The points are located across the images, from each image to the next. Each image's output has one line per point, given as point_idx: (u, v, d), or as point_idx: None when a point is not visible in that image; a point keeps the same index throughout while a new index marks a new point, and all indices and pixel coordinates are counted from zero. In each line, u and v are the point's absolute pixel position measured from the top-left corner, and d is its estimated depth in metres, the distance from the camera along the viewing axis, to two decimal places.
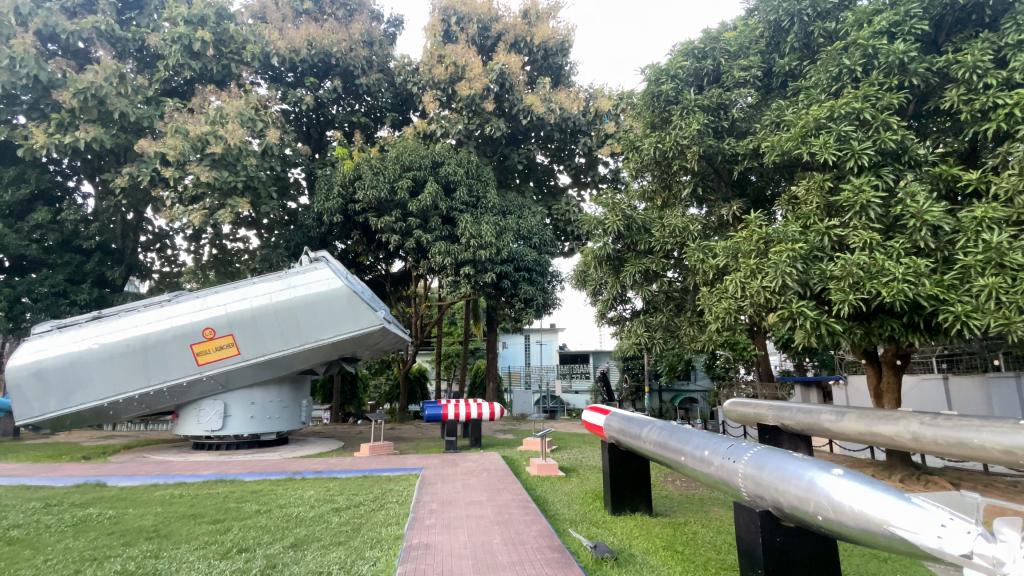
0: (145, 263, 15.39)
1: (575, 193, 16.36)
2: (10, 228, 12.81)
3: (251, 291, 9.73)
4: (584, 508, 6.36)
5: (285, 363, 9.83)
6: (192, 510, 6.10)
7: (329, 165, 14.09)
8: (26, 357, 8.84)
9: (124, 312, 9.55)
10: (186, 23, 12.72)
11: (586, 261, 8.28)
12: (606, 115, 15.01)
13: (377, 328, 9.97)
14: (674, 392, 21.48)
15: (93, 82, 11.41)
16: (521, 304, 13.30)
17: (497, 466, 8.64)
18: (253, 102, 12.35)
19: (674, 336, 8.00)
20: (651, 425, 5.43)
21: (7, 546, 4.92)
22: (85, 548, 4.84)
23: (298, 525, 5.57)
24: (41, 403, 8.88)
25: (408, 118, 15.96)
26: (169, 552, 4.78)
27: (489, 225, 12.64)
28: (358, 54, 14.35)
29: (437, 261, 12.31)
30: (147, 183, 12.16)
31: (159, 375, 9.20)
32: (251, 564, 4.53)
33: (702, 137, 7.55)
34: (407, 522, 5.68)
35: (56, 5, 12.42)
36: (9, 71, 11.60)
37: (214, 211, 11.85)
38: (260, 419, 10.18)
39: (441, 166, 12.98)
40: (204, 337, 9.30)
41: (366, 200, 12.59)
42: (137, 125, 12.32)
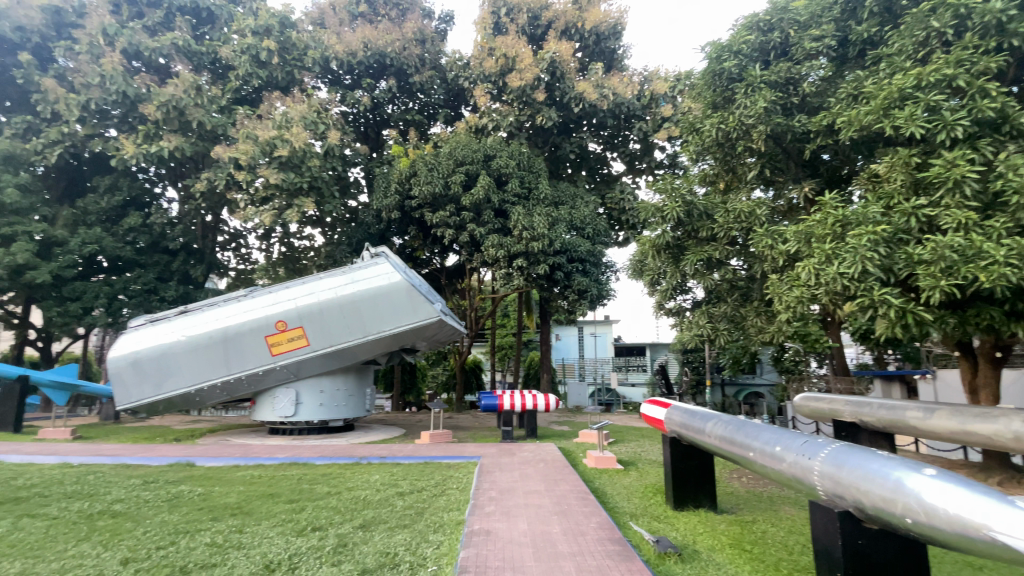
0: (223, 261, 16.58)
1: (630, 180, 15.98)
2: (108, 232, 14.21)
3: (317, 286, 10.24)
4: (645, 502, 6.24)
5: (350, 353, 10.31)
6: (270, 490, 6.54)
7: (386, 163, 14.52)
8: (125, 347, 9.79)
9: (207, 306, 10.35)
10: (254, 35, 13.63)
11: (643, 250, 8.05)
12: (662, 98, 14.49)
13: (434, 320, 10.24)
14: (738, 387, 20.52)
15: (174, 94, 12.47)
16: (575, 296, 13.24)
17: (554, 457, 8.66)
18: (315, 105, 12.92)
19: (739, 327, 7.67)
20: (715, 419, 5.22)
21: (112, 518, 5.48)
22: (178, 522, 5.31)
23: (365, 507, 5.83)
24: (138, 389, 9.80)
25: (460, 113, 16.11)
26: (252, 528, 5.15)
27: (542, 217, 12.55)
28: (411, 52, 14.65)
29: (490, 254, 12.41)
30: (223, 187, 13.05)
31: (238, 365, 9.89)
32: (325, 542, 4.80)
33: (769, 116, 7.15)
34: (468, 508, 5.80)
35: (138, 25, 13.56)
36: (101, 88, 12.87)
37: (283, 211, 12.55)
38: (328, 406, 10.75)
39: (493, 159, 13.02)
40: (277, 329, 9.90)
41: (421, 195, 12.85)
42: (212, 133, 13.22)
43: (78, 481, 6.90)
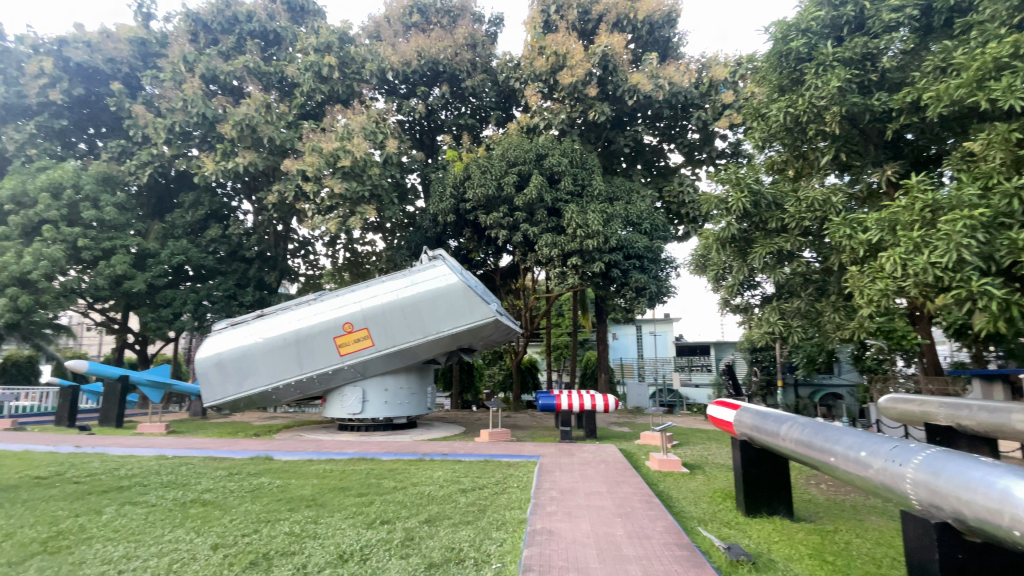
0: (293, 267, 17.63)
1: (689, 172, 15.47)
2: (193, 244, 15.50)
3: (380, 289, 10.67)
4: (714, 508, 5.99)
5: (411, 353, 10.65)
6: (341, 483, 6.88)
7: (441, 168, 14.86)
8: (210, 349, 10.62)
9: (281, 310, 11.04)
10: (316, 52, 14.44)
11: (706, 245, 7.72)
12: (722, 85, 13.92)
13: (490, 320, 10.40)
14: (813, 388, 19.17)
15: (247, 114, 13.46)
16: (633, 294, 12.91)
17: (616, 459, 8.49)
18: (373, 116, 13.44)
19: (815, 323, 7.22)
20: (791, 422, 4.91)
21: (203, 506, 5.97)
22: (260, 512, 5.70)
23: (430, 503, 6.00)
24: (221, 387, 10.59)
25: (512, 114, 16.20)
26: (325, 519, 5.43)
27: (596, 214, 12.38)
28: (463, 58, 14.89)
29: (544, 254, 12.36)
30: (292, 198, 13.85)
31: (309, 364, 10.47)
32: (393, 535, 4.98)
33: (843, 96, 6.68)
34: (529, 507, 5.82)
35: (214, 52, 14.72)
36: (184, 112, 14.03)
37: (346, 218, 13.17)
38: (392, 404, 11.17)
39: (545, 158, 12.97)
40: (344, 331, 10.39)
41: (475, 198, 13.01)
42: (281, 147, 14.08)
43: (173, 472, 7.56)
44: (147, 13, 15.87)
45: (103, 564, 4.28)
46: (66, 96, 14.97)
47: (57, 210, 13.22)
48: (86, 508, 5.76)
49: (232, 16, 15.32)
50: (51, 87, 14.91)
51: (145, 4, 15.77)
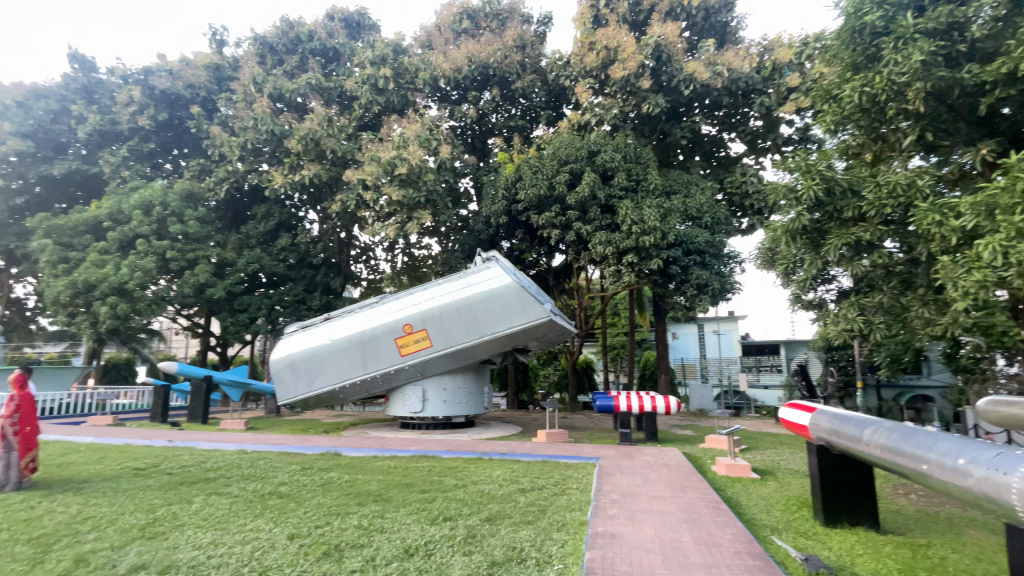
0: (356, 272, 18.46)
1: (752, 161, 14.78)
2: (266, 253, 16.61)
3: (436, 291, 10.93)
4: (788, 516, 5.66)
5: (468, 353, 10.83)
6: (405, 480, 7.11)
7: (493, 171, 15.02)
8: (283, 351, 11.31)
9: (346, 313, 11.57)
10: (372, 65, 15.07)
11: (774, 238, 7.31)
12: (786, 67, 13.21)
13: (545, 320, 10.39)
14: (899, 390, 17.62)
15: (312, 128, 14.25)
16: (694, 291, 12.40)
17: (679, 463, 8.22)
18: (427, 123, 13.79)
19: (899, 319, 6.70)
20: (876, 426, 4.55)
21: (280, 498, 6.36)
22: (331, 505, 6.00)
23: (490, 501, 6.06)
24: (294, 386, 11.26)
25: (562, 112, 16.10)
26: (392, 514, 5.63)
27: (652, 209, 12.08)
28: (513, 59, 14.95)
29: (598, 252, 12.18)
30: (354, 206, 14.52)
31: (373, 364, 10.91)
32: (455, 532, 5.08)
33: (928, 70, 6.14)
34: (590, 509, 5.74)
35: (280, 72, 15.69)
36: (255, 130, 15.01)
37: (404, 224, 13.62)
38: (451, 403, 11.41)
39: (597, 154, 12.78)
40: (404, 332, 10.72)
41: (527, 199, 13.03)
42: (343, 158, 14.81)
43: (253, 466, 8.12)
44: (220, 40, 17.18)
45: (194, 549, 4.66)
46: (153, 121, 16.46)
47: (148, 225, 14.58)
48: (179, 497, 6.29)
49: (295, 37, 16.29)
50: (140, 113, 16.42)
51: (218, 32, 17.06)
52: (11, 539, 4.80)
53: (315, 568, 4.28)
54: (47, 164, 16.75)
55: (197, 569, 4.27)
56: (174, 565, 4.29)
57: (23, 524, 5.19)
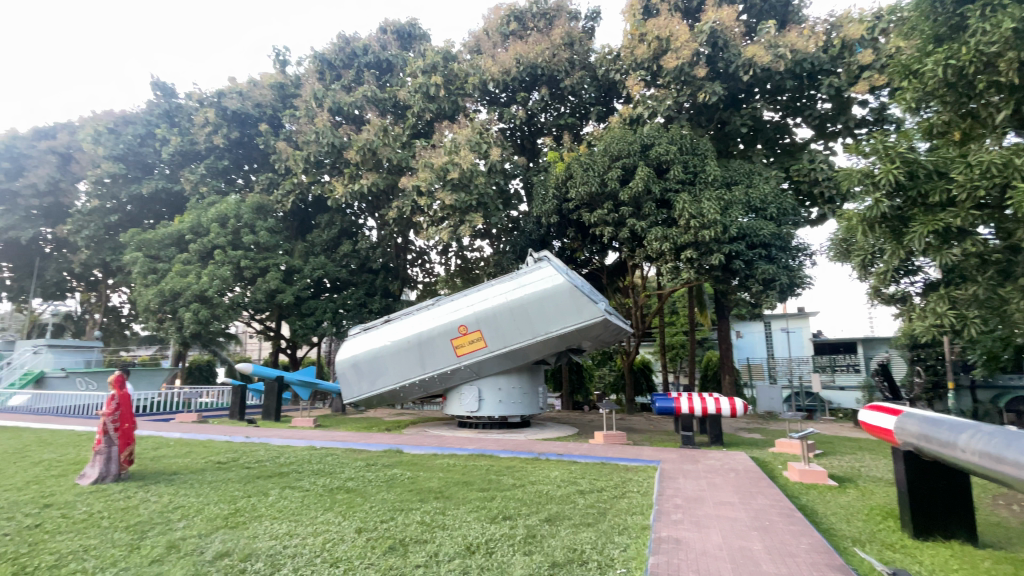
0: (412, 276, 19.02)
1: (821, 147, 13.90)
2: (330, 260, 17.48)
3: (490, 292, 11.06)
4: (871, 527, 5.24)
5: (522, 354, 10.86)
6: (464, 478, 7.22)
7: (543, 170, 14.98)
8: (347, 352, 11.85)
9: (404, 315, 11.95)
10: (424, 74, 15.47)
11: (848, 228, 6.82)
12: (858, 44, 12.32)
13: (600, 320, 10.24)
14: (996, 391, 15.62)
15: (369, 139, 14.85)
16: (761, 287, 11.81)
17: (747, 467, 7.83)
18: (478, 127, 13.95)
19: (999, 313, 6.03)
20: (972, 431, 4.11)
21: (347, 493, 6.64)
22: (395, 501, 6.20)
23: (549, 502, 6.04)
24: (358, 386, 11.76)
25: (613, 107, 15.86)
26: (452, 511, 5.74)
27: (712, 202, 11.59)
28: (561, 58, 14.82)
29: (655, 249, 11.84)
30: (409, 211, 14.96)
31: (431, 364, 11.18)
32: (516, 531, 5.10)
33: (1022, 38, 5.58)
34: (652, 513, 5.58)
35: (338, 86, 16.46)
36: (317, 144, 15.80)
37: (457, 227, 13.87)
38: (506, 403, 11.48)
39: (651, 148, 12.43)
40: (459, 333, 10.91)
41: (579, 197, 12.88)
42: (398, 166, 15.31)
43: (322, 461, 8.55)
44: (283, 60, 18.27)
45: (272, 539, 4.95)
46: (226, 140, 17.74)
47: (224, 236, 15.73)
48: (256, 490, 6.73)
49: (351, 52, 17.05)
50: (215, 133, 17.73)
51: (281, 53, 18.15)
52: (113, 525, 5.29)
53: (382, 562, 4.43)
54: (136, 183, 18.45)
55: (275, 558, 4.53)
56: (254, 554, 4.58)
57: (123, 512, 5.72)
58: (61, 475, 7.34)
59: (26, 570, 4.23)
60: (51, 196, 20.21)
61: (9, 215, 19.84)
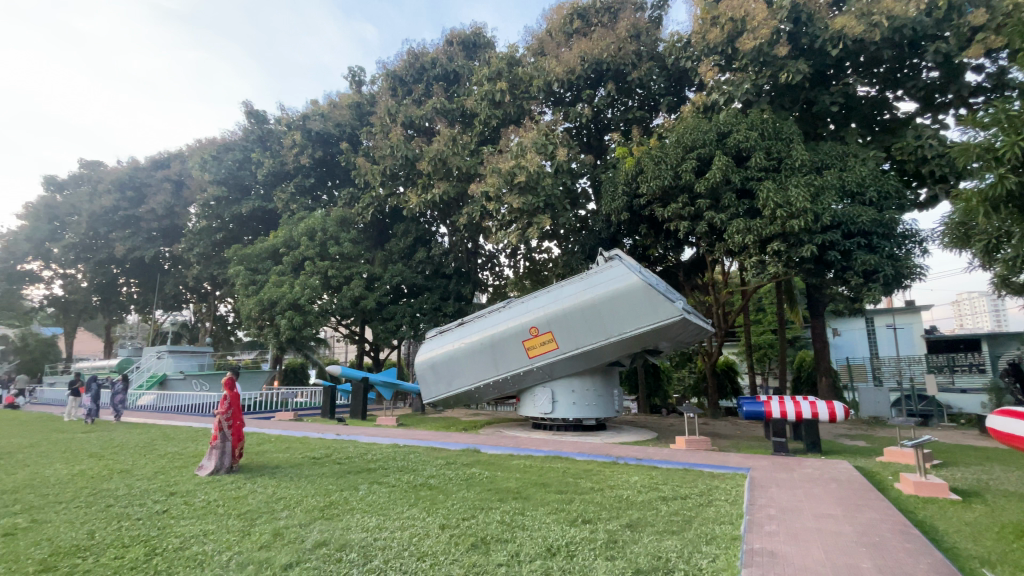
0: (484, 279, 19.45)
1: (927, 121, 12.48)
2: (408, 266, 18.33)
3: (561, 293, 11.01)
4: (1005, 547, 4.60)
5: (596, 355, 10.68)
6: (542, 479, 7.22)
7: (611, 167, 14.67)
8: (425, 353, 12.33)
9: (478, 317, 12.20)
10: (489, 81, 15.76)
11: (966, 210, 6.02)
12: (968, 3, 10.93)
13: (678, 319, 9.83)
14: None
15: (439, 149, 15.37)
16: (860, 279, 10.81)
17: (850, 477, 7.15)
18: (543, 129, 13.94)
19: None
20: None
21: (429, 490, 6.89)
22: (475, 499, 6.34)
23: (630, 507, 5.88)
24: (435, 386, 12.19)
25: (684, 96, 15.25)
26: (531, 512, 5.75)
27: (801, 188, 10.76)
28: (628, 50, 14.42)
29: (736, 242, 11.14)
30: (479, 216, 15.30)
31: (504, 366, 11.31)
32: (597, 535, 5.01)
33: None
34: (743, 523, 5.25)
35: (409, 101, 17.25)
36: (392, 157, 16.63)
37: (526, 229, 13.96)
38: (581, 405, 11.34)
39: (729, 135, 11.79)
40: (531, 335, 10.95)
41: (651, 192, 12.42)
42: (467, 173, 15.73)
43: (405, 459, 8.94)
44: (359, 80, 19.44)
45: (364, 531, 5.24)
46: (312, 159, 19.17)
47: (312, 248, 16.99)
48: (347, 484, 7.17)
49: (420, 67, 17.82)
50: (302, 154, 19.19)
51: (357, 74, 19.32)
52: (227, 513, 5.87)
53: (465, 559, 4.54)
54: (236, 204, 20.41)
55: (367, 549, 4.79)
56: (348, 544, 4.88)
57: (235, 501, 6.34)
58: (183, 467, 8.25)
59: (159, 549, 4.80)
60: (168, 219, 22.89)
61: (136, 237, 22.74)
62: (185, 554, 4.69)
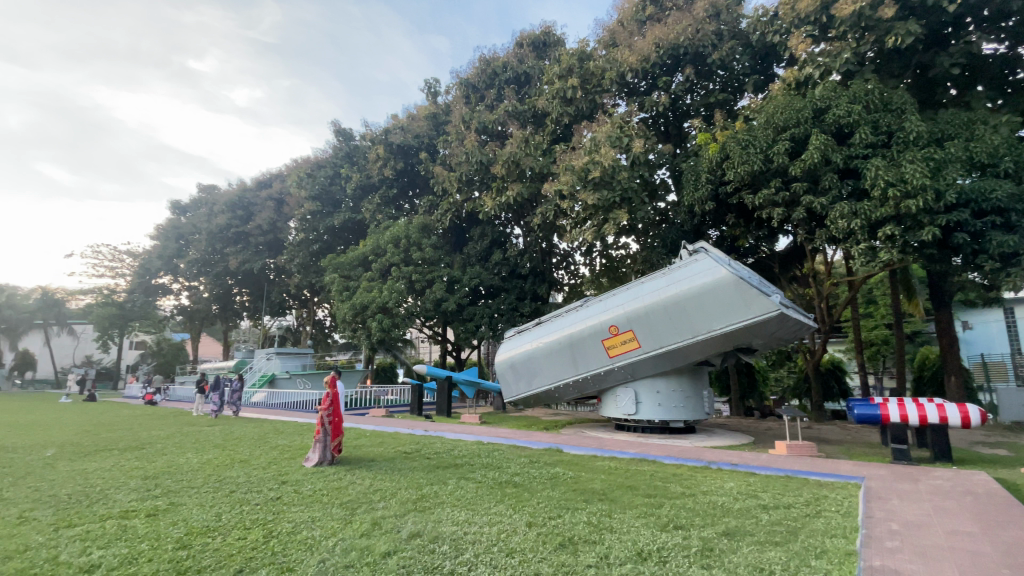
0: (560, 278, 19.35)
1: None
2: (485, 267, 18.74)
3: (642, 290, 10.66)
4: None
5: (682, 354, 10.22)
6: (628, 482, 7.03)
7: (692, 155, 13.96)
8: (505, 353, 12.50)
9: (556, 317, 12.15)
10: (561, 78, 15.63)
11: None
12: None
13: (774, 314, 9.14)
14: None
15: (514, 151, 15.56)
16: (996, 263, 9.39)
17: (991, 492, 6.21)
18: (618, 121, 13.58)
19: None
20: None
21: (515, 488, 6.96)
22: (561, 499, 6.31)
23: (726, 515, 5.54)
24: (515, 386, 12.34)
25: (773, 74, 14.21)
26: (619, 515, 5.62)
27: (917, 163, 9.55)
28: (707, 31, 13.65)
29: (840, 228, 10.13)
30: (554, 214, 15.25)
31: (584, 365, 11.18)
32: (691, 542, 4.78)
33: None
34: (858, 538, 4.75)
35: (482, 107, 17.67)
36: (468, 163, 17.10)
37: (602, 225, 13.71)
38: (666, 406, 10.89)
39: (826, 111, 10.77)
40: (611, 334, 10.72)
41: (738, 178, 11.61)
42: (541, 174, 15.76)
43: (490, 456, 9.12)
44: (434, 92, 20.22)
45: (454, 524, 5.42)
46: (394, 170, 20.21)
47: (397, 254, 17.92)
48: (437, 479, 7.46)
49: (492, 72, 18.17)
50: (385, 166, 20.29)
51: (432, 85, 20.11)
52: (331, 501, 6.35)
53: (554, 558, 4.53)
54: (329, 217, 22.06)
55: (458, 542, 4.95)
56: (440, 537, 5.06)
57: (337, 491, 6.84)
58: (292, 459, 9.03)
59: (275, 532, 5.30)
60: (272, 233, 25.29)
61: (246, 251, 25.34)
62: (296, 538, 5.13)
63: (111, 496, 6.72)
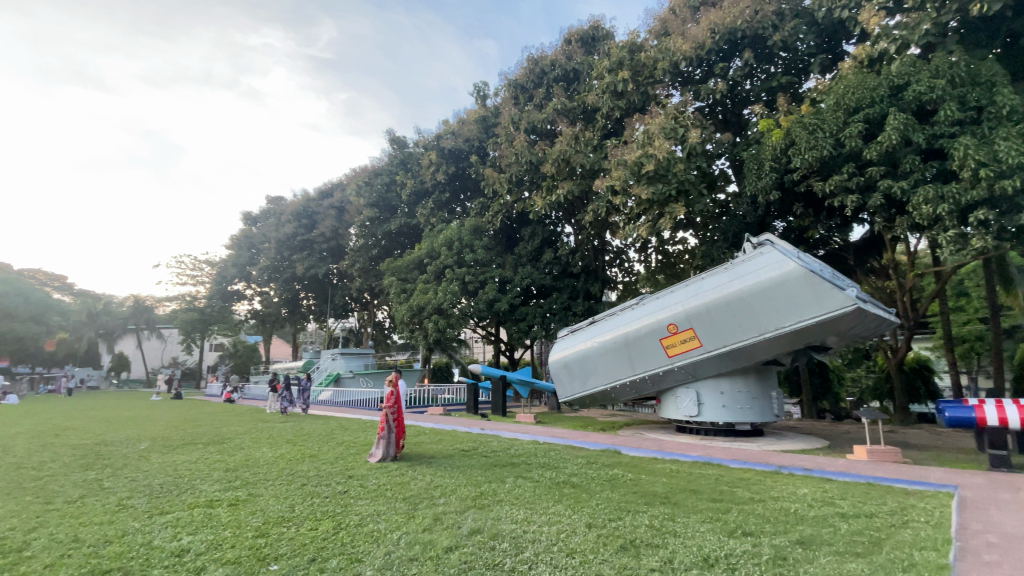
0: (613, 276, 19.01)
1: None
2: (537, 267, 18.76)
3: (702, 287, 10.24)
4: None
5: (747, 353, 9.76)
6: (691, 485, 6.78)
7: (753, 143, 13.29)
8: (559, 353, 12.39)
9: (611, 315, 11.92)
10: (611, 72, 15.28)
11: None
12: None
13: (850, 310, 8.54)
14: None
15: (564, 149, 15.46)
16: None
17: None
18: (671, 113, 13.13)
19: None
20: None
21: (573, 488, 6.91)
22: (621, 501, 6.19)
23: (800, 523, 5.22)
24: (570, 386, 12.23)
25: (842, 52, 13.30)
26: (682, 519, 5.44)
27: (1015, 139, 8.61)
28: (767, 12, 12.95)
29: (924, 214, 9.30)
30: (606, 211, 14.99)
31: (641, 365, 10.92)
32: (761, 550, 4.55)
33: None
34: (954, 551, 4.34)
35: (531, 107, 17.71)
36: (518, 163, 17.17)
37: (657, 221, 13.34)
38: (731, 408, 10.44)
39: (905, 88, 9.91)
40: (670, 332, 10.40)
41: (805, 165, 10.91)
42: (592, 170, 15.53)
43: (547, 456, 9.11)
44: (483, 95, 20.45)
45: (513, 522, 5.46)
46: (446, 174, 20.64)
47: (451, 256, 18.28)
48: (495, 477, 7.54)
49: (540, 71, 18.15)
50: (438, 170, 20.74)
51: (481, 88, 20.35)
52: (394, 496, 6.59)
53: (615, 560, 4.45)
54: (386, 222, 22.86)
55: (518, 540, 4.97)
56: (500, 534, 5.11)
57: (400, 486, 7.08)
58: (356, 455, 9.43)
59: (343, 524, 5.56)
60: (334, 240, 26.56)
61: (311, 257, 26.76)
62: (363, 531, 5.35)
63: (198, 486, 7.31)
